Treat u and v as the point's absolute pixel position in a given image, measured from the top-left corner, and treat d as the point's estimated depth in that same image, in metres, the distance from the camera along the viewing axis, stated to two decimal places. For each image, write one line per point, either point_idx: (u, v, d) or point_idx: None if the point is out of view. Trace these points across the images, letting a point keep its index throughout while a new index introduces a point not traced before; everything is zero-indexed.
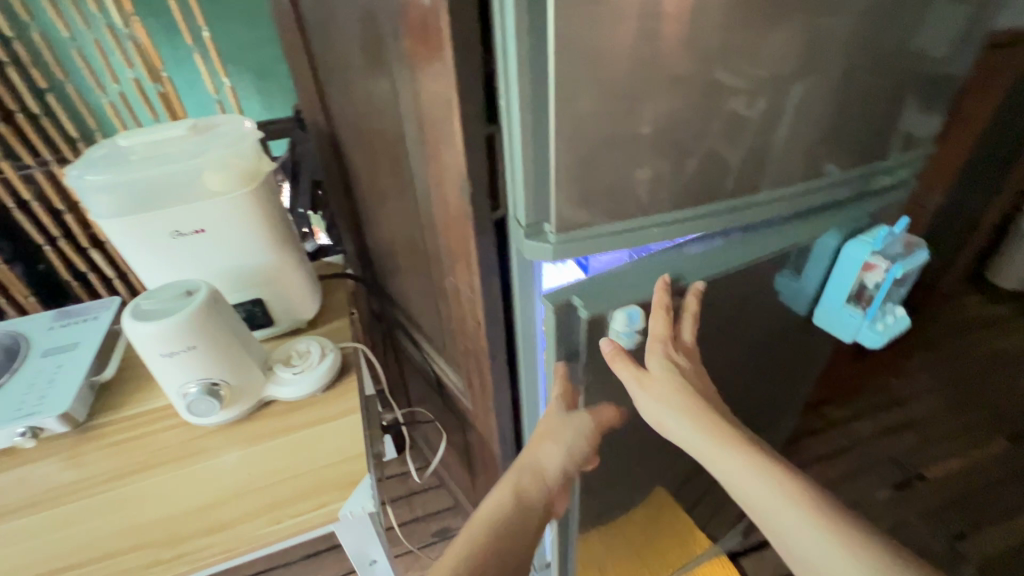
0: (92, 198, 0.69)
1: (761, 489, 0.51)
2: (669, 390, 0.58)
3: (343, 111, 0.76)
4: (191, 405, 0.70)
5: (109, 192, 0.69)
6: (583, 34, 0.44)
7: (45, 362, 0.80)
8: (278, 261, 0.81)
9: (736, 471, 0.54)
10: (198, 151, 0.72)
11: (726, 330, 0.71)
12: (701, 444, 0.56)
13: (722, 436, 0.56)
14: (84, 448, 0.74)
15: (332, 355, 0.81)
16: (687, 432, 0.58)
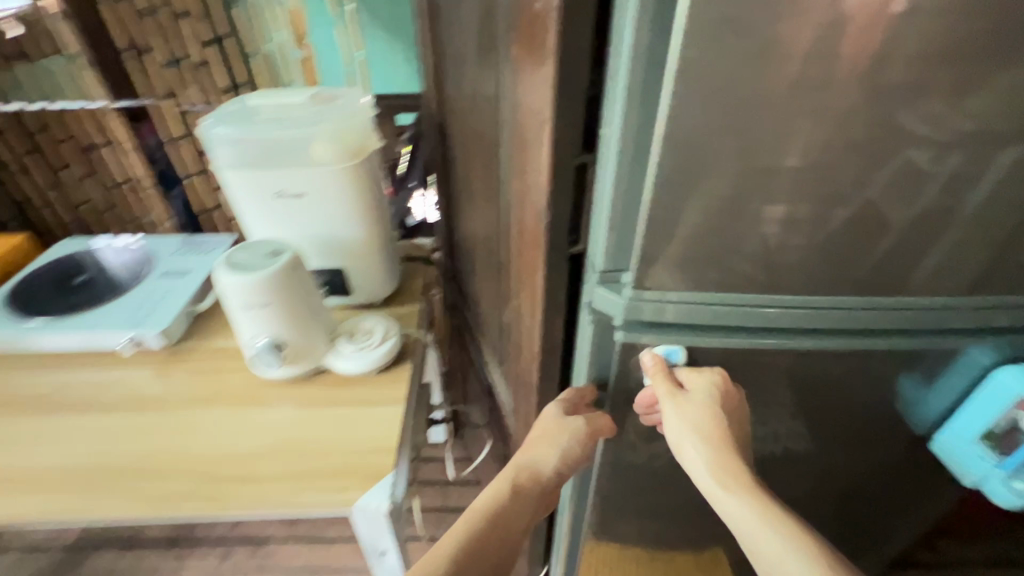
0: (216, 149, 0.74)
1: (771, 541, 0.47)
2: (702, 415, 0.52)
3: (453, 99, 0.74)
4: (257, 357, 0.74)
5: (230, 146, 0.74)
6: (709, 69, 0.37)
7: (161, 282, 0.91)
8: (365, 236, 0.82)
9: (740, 510, 0.49)
10: (314, 119, 0.75)
11: (810, 421, 0.62)
12: (719, 487, 0.51)
13: (731, 468, 0.52)
14: (170, 367, 0.82)
15: (393, 341, 0.81)
16: (695, 457, 0.53)
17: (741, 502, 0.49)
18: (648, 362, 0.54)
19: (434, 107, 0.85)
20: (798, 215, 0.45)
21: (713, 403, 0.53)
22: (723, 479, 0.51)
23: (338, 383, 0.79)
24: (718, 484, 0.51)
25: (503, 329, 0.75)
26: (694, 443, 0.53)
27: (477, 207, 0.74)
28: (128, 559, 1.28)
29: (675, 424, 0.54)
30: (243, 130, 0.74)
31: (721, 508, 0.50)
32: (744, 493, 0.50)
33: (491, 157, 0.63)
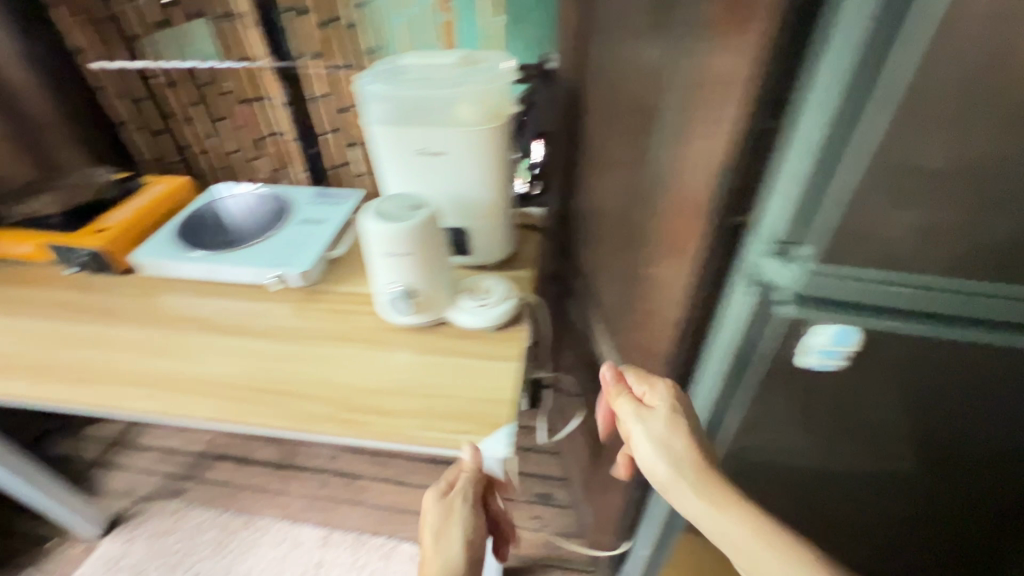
0: (369, 104, 0.79)
1: (756, 545, 0.53)
2: (664, 422, 0.60)
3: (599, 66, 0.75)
4: (392, 302, 0.80)
5: (382, 102, 0.79)
6: (963, 21, 0.35)
7: (302, 228, 1.00)
8: (493, 199, 0.85)
9: (688, 497, 0.57)
10: (462, 82, 0.78)
11: (953, 422, 0.59)
12: (675, 484, 0.58)
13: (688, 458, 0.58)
14: (308, 304, 0.91)
15: (511, 302, 0.84)
16: (650, 451, 0.60)
17: (727, 513, 0.55)
18: (769, 340, 0.53)
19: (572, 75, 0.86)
20: (1003, 195, 0.42)
21: (672, 419, 0.60)
22: (698, 486, 0.57)
23: (458, 335, 0.83)
24: (684, 486, 0.58)
25: (624, 300, 0.76)
26: (658, 456, 0.59)
27: (611, 176, 0.74)
28: (241, 474, 1.45)
29: (643, 444, 0.61)
30: (398, 89, 0.78)
31: (692, 512, 0.57)
32: (722, 498, 0.56)
33: (641, 125, 0.63)
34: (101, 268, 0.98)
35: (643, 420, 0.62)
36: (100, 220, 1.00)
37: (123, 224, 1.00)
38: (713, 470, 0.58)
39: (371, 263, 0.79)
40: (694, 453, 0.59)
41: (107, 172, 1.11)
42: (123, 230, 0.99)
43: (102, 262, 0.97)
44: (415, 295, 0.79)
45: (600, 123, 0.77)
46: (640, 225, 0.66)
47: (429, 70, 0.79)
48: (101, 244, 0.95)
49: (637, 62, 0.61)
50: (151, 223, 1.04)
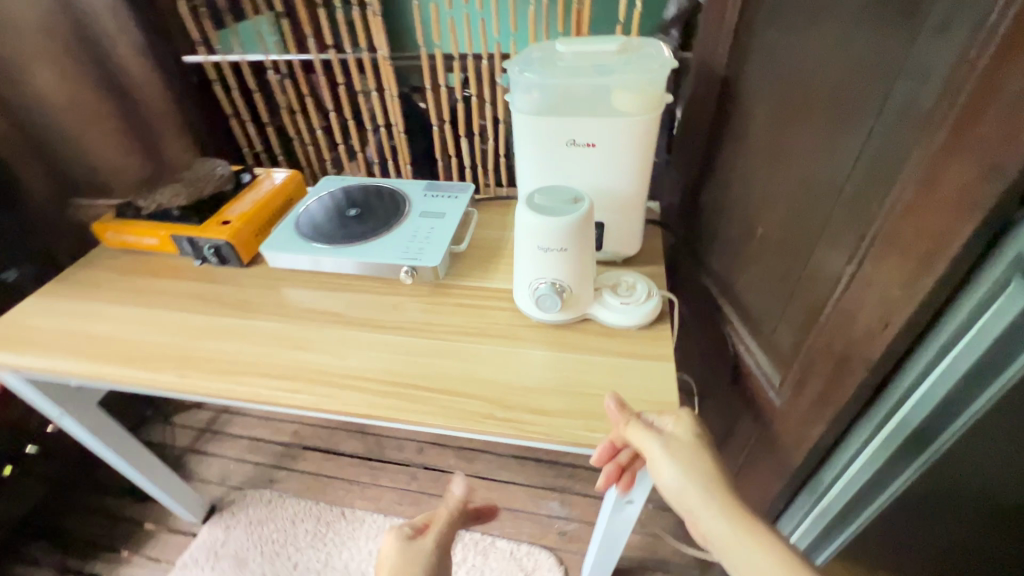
0: (519, 93, 0.77)
1: (740, 538, 0.55)
2: (684, 446, 0.63)
3: (763, 52, 0.72)
4: (539, 298, 0.77)
5: (533, 91, 0.76)
6: None
7: (422, 221, 0.98)
8: (637, 191, 0.82)
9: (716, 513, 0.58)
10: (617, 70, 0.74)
11: None
12: (697, 497, 0.59)
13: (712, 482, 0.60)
14: (438, 298, 0.89)
15: (656, 300, 0.81)
16: (676, 475, 0.61)
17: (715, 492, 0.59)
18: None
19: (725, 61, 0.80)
20: None
21: (693, 438, 0.64)
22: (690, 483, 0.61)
23: (602, 332, 0.81)
24: (703, 507, 0.59)
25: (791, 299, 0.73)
26: (681, 475, 0.61)
27: (778, 169, 0.71)
28: (331, 464, 1.46)
29: (667, 466, 0.62)
30: (549, 76, 0.75)
31: (708, 526, 0.58)
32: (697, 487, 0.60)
33: (841, 113, 0.58)
34: (224, 260, 0.98)
35: (665, 446, 0.63)
36: (221, 213, 1.01)
37: (244, 217, 1.00)
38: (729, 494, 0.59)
39: (519, 257, 0.78)
40: (712, 474, 0.61)
41: (226, 167, 1.11)
42: (245, 223, 0.99)
43: (226, 254, 0.97)
44: (564, 292, 0.76)
45: (761, 113, 0.73)
46: (831, 220, 0.62)
47: (583, 58, 0.76)
48: (226, 236, 0.96)
49: (838, 51, 0.58)
50: (268, 217, 1.04)
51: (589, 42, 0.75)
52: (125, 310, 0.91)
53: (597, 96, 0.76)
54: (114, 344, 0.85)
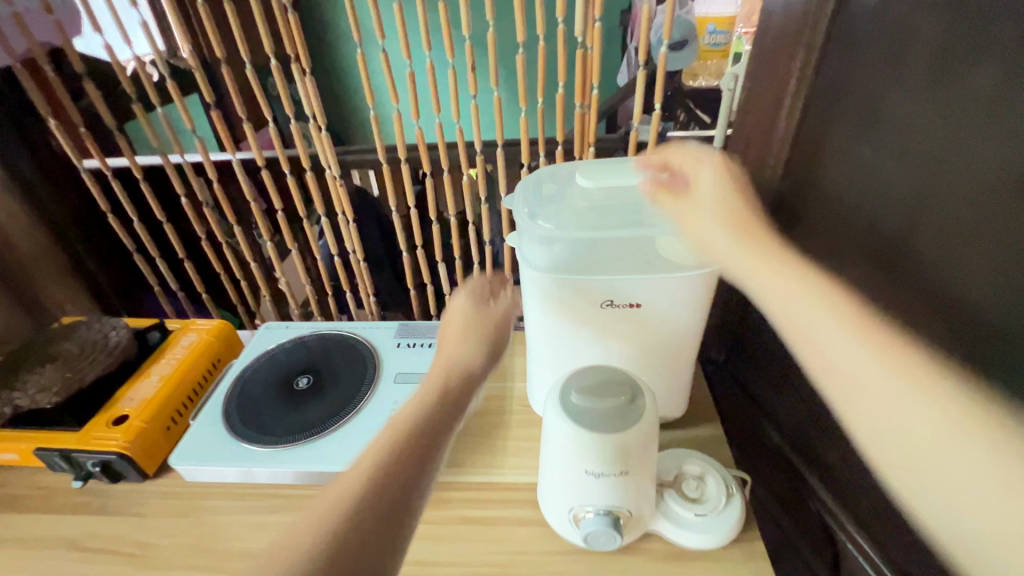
0: (529, 247, 0.57)
1: (871, 380, 0.38)
2: (719, 188, 0.52)
3: (837, 174, 0.54)
4: (587, 534, 0.54)
5: (550, 245, 0.56)
6: None
7: (399, 392, 0.74)
8: (689, 351, 0.63)
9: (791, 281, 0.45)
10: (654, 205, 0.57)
11: None
12: (739, 258, 0.48)
13: (765, 247, 0.47)
14: (433, 514, 0.65)
15: (738, 500, 0.59)
16: (721, 243, 0.50)
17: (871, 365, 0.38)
18: None
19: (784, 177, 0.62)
20: None
21: (721, 182, 0.52)
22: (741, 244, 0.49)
23: (673, 555, 0.58)
24: (742, 259, 0.48)
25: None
26: (718, 227, 0.50)
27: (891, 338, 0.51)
28: None
29: (673, 245, 0.55)
30: (568, 220, 0.57)
31: (732, 269, 0.49)
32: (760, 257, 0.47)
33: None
34: (118, 476, 0.70)
35: (681, 194, 0.53)
36: (113, 404, 0.73)
37: (145, 408, 0.72)
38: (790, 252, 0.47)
39: (551, 475, 0.55)
40: (743, 215, 0.50)
41: (125, 328, 0.81)
42: (147, 418, 0.71)
43: (120, 469, 0.69)
44: (622, 519, 0.54)
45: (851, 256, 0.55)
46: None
47: (612, 196, 0.58)
48: (118, 447, 0.67)
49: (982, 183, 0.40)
50: (184, 397, 0.77)
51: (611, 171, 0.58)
52: None
53: (636, 241, 0.57)
54: None
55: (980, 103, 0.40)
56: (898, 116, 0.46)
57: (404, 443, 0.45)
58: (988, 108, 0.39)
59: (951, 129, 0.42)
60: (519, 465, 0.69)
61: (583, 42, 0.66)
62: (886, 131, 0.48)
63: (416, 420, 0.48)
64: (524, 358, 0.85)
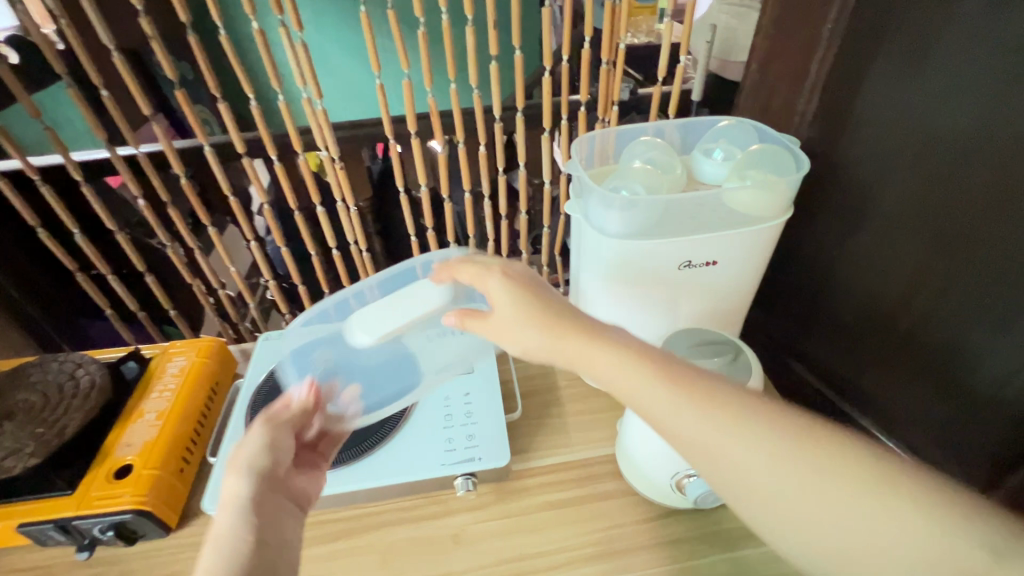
0: (603, 212, 0.54)
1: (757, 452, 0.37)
2: (515, 291, 0.49)
3: (885, 103, 0.57)
4: (698, 494, 0.55)
5: (627, 209, 0.53)
6: None
7: (448, 387, 0.68)
8: (750, 302, 0.63)
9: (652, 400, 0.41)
10: (706, 155, 0.60)
11: None
12: (548, 346, 0.46)
13: (564, 329, 0.46)
14: (516, 505, 0.61)
15: None
16: (539, 341, 0.47)
17: None
18: None
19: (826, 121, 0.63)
20: None
21: (506, 288, 0.49)
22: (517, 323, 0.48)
23: None
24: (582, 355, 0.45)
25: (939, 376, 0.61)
26: (543, 335, 0.47)
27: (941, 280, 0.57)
28: None
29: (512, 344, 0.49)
30: (631, 168, 0.56)
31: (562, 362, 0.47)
32: (591, 351, 0.44)
33: None
34: (134, 537, 0.59)
35: (487, 316, 0.50)
36: (107, 455, 0.60)
37: (151, 454, 0.60)
38: (572, 322, 0.47)
39: (654, 447, 0.55)
40: (546, 305, 0.48)
41: (95, 364, 0.66)
42: (157, 465, 0.60)
43: (137, 529, 0.58)
44: None
45: (891, 204, 0.60)
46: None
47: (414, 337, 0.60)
48: (132, 503, 0.56)
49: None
50: (190, 433, 0.65)
51: (638, 132, 0.64)
52: None
53: (708, 202, 0.54)
54: None
55: (988, 91, 0.49)
56: (915, 95, 0.54)
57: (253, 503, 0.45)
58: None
59: (959, 113, 0.51)
60: (586, 441, 0.67)
61: None
62: (910, 95, 0.55)
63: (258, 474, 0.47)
64: None
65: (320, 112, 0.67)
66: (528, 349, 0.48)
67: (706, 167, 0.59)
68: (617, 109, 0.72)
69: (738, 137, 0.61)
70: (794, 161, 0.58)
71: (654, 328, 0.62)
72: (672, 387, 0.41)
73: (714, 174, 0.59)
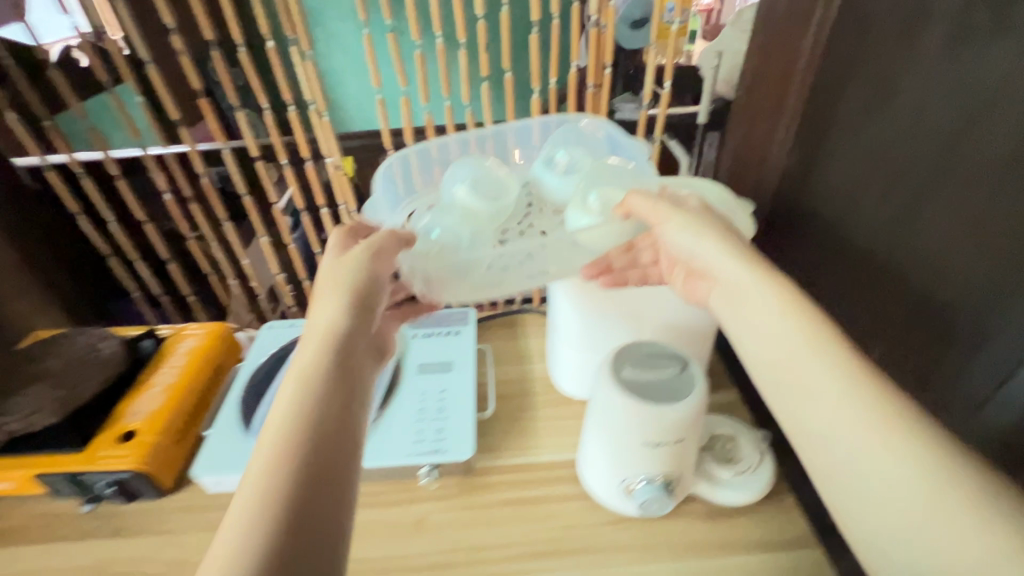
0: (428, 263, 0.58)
1: (809, 360, 0.41)
2: (704, 222, 0.53)
3: (851, 146, 0.59)
4: (642, 504, 0.56)
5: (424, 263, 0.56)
6: None
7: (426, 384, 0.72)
8: (716, 323, 0.65)
9: (758, 307, 0.46)
10: (550, 166, 0.66)
11: None
12: (724, 255, 0.50)
13: (748, 254, 0.49)
14: (480, 499, 0.65)
15: (770, 459, 0.63)
16: (688, 241, 0.52)
17: None
18: None
19: (804, 150, 0.66)
20: None
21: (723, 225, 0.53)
22: (758, 274, 0.47)
23: (717, 514, 0.61)
24: (716, 259, 0.50)
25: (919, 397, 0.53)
26: (720, 253, 0.50)
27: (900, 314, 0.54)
28: None
29: (682, 235, 0.53)
30: (451, 211, 0.62)
31: (704, 264, 0.51)
32: (752, 292, 0.47)
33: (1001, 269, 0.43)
34: (133, 495, 0.65)
35: (683, 215, 0.53)
36: (117, 419, 0.67)
37: (154, 421, 0.67)
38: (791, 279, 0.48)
39: (603, 454, 0.57)
40: (725, 237, 0.51)
41: (116, 340, 0.75)
42: (159, 432, 0.66)
43: (135, 486, 0.64)
44: (673, 484, 0.56)
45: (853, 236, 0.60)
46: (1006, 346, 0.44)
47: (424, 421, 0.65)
48: (133, 464, 0.63)
49: (970, 159, 0.45)
50: (192, 407, 0.72)
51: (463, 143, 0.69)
52: None
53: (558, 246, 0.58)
54: None
55: (931, 133, 0.48)
56: (877, 121, 0.55)
57: (312, 416, 0.41)
58: (970, 105, 0.45)
59: (919, 148, 0.50)
60: (554, 444, 0.70)
61: (597, 21, 0.66)
62: (868, 130, 0.56)
63: (313, 387, 0.43)
64: (538, 340, 0.86)
65: (326, 122, 0.73)
66: (692, 256, 0.52)
67: (541, 175, 0.66)
68: None
69: (588, 141, 0.68)
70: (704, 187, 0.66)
71: (621, 335, 0.65)
72: (800, 308, 0.44)
73: (556, 184, 0.65)
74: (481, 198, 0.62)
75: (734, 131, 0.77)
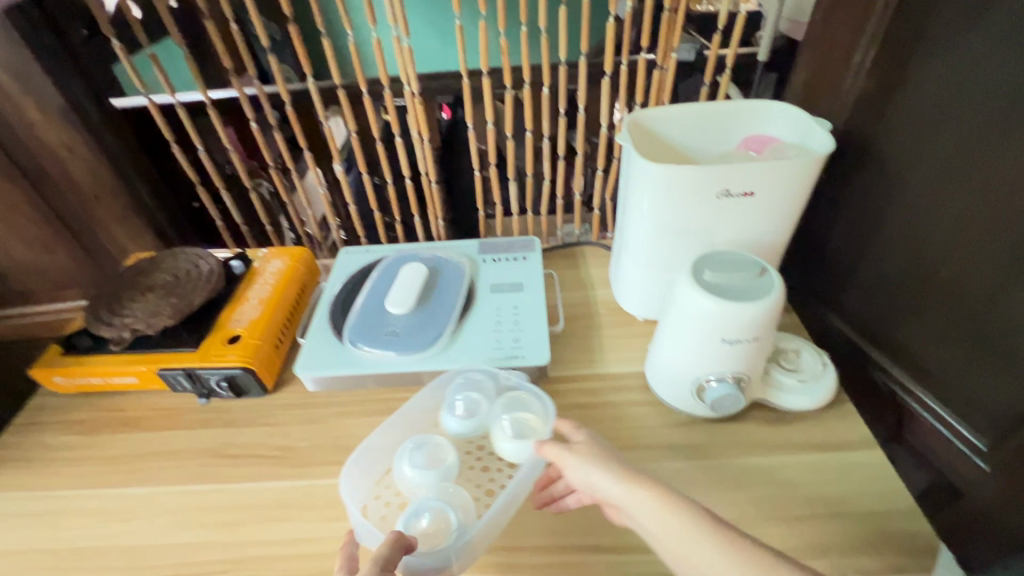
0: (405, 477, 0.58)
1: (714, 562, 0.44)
2: (588, 450, 0.54)
3: (948, 58, 0.60)
4: (714, 402, 0.60)
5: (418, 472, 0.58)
6: None
7: (500, 300, 0.77)
8: (784, 242, 0.68)
9: (647, 510, 0.48)
10: (450, 411, 0.64)
11: None
12: (592, 469, 0.52)
13: (620, 468, 0.51)
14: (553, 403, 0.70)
15: (832, 370, 0.67)
16: (583, 470, 0.52)
17: None
18: None
19: (889, 67, 0.68)
20: None
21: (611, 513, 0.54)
22: (634, 485, 0.49)
23: (780, 419, 0.65)
24: (601, 473, 0.51)
25: (987, 309, 0.60)
26: (588, 467, 0.52)
27: (975, 232, 0.60)
28: None
29: (575, 470, 0.53)
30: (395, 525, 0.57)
31: (594, 485, 0.52)
32: (635, 495, 0.49)
33: None
34: (240, 391, 0.72)
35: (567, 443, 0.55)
36: (222, 325, 0.74)
37: (255, 327, 0.74)
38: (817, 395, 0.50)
39: (677, 356, 0.61)
40: (608, 458, 0.53)
41: (213, 258, 0.81)
42: (260, 336, 0.73)
43: (243, 383, 0.71)
44: (744, 383, 0.60)
45: (943, 147, 0.62)
46: None
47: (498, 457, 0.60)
48: (241, 361, 0.70)
49: None
50: (286, 319, 0.78)
51: (381, 329, 0.72)
52: (116, 495, 0.64)
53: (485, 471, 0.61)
54: (106, 560, 0.58)
55: None
56: (965, 41, 0.58)
57: None
58: None
59: (1013, 66, 0.53)
60: (620, 358, 0.75)
61: None
62: (971, 37, 0.57)
63: None
64: (599, 269, 0.89)
65: (406, 48, 0.75)
66: (592, 485, 0.52)
67: (452, 422, 0.63)
68: (676, 56, 0.77)
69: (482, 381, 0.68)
70: (757, 112, 0.68)
71: (691, 251, 0.67)
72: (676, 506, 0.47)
73: (453, 426, 0.64)
74: (436, 471, 0.58)
75: (810, 56, 0.80)
